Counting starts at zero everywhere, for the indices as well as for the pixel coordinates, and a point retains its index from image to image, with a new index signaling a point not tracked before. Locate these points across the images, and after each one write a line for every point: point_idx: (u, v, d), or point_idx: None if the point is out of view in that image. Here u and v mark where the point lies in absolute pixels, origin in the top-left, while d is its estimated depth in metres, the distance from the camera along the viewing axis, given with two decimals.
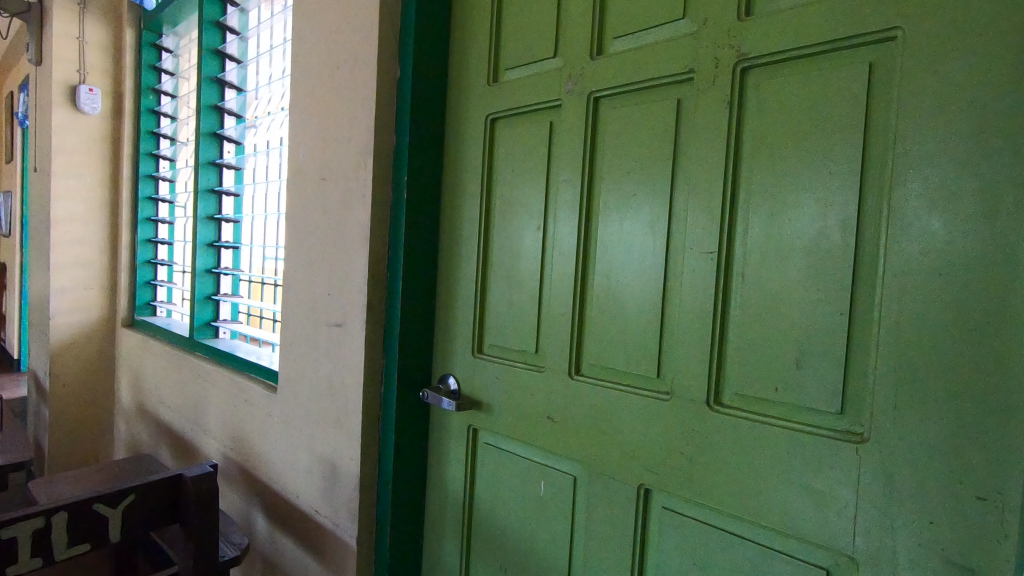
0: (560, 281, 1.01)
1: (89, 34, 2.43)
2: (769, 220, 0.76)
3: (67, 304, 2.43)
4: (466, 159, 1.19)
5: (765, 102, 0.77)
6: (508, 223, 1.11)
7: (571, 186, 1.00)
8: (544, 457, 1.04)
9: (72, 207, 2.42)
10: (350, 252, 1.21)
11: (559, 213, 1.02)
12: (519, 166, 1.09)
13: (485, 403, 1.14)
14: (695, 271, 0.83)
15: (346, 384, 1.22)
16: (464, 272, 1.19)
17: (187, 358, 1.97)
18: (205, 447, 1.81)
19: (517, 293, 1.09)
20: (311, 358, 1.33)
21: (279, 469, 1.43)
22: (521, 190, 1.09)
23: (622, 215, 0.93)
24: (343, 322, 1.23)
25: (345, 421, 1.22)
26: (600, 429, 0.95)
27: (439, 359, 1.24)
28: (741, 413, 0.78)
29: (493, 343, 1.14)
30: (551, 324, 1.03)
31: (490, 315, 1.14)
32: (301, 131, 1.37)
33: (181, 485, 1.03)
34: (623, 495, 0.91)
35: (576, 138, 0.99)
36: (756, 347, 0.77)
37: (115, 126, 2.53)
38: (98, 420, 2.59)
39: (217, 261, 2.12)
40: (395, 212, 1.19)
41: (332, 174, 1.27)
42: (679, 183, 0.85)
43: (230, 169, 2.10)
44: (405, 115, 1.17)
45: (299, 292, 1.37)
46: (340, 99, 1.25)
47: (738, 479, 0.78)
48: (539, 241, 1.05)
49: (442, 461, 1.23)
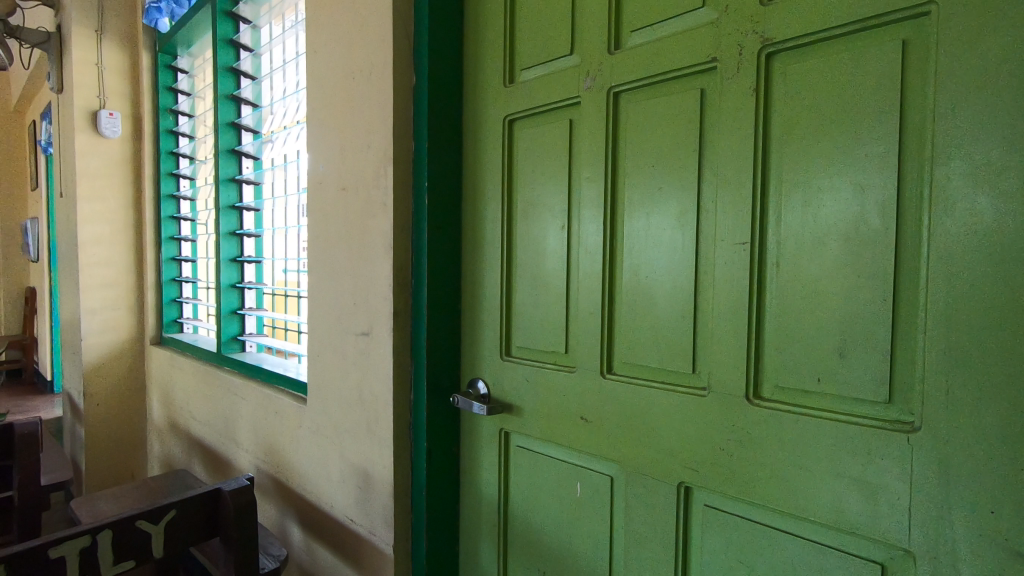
0: (588, 281, 1.00)
1: (106, 59, 2.49)
2: (804, 208, 0.74)
3: (97, 325, 2.48)
4: (485, 162, 1.19)
5: (792, 87, 0.75)
6: (531, 224, 1.10)
7: (594, 184, 0.99)
8: (579, 458, 1.03)
9: (99, 229, 2.47)
10: (374, 259, 1.21)
11: (583, 212, 1.01)
12: (540, 166, 1.08)
13: (516, 406, 1.13)
14: (728, 263, 0.81)
15: (375, 393, 1.23)
16: (488, 276, 1.19)
17: (216, 373, 1.99)
18: (238, 460, 1.83)
19: (543, 294, 1.08)
20: (339, 367, 1.34)
21: (312, 479, 1.44)
22: (544, 189, 1.08)
23: (649, 211, 0.91)
24: (369, 331, 1.23)
25: (376, 430, 1.22)
26: (635, 429, 0.93)
27: (467, 363, 1.24)
28: (783, 406, 0.76)
29: (521, 345, 1.13)
30: (580, 324, 1.02)
31: (517, 317, 1.14)
32: (319, 143, 1.38)
33: (219, 498, 1.04)
34: (663, 495, 0.90)
35: (596, 134, 0.98)
36: (795, 338, 0.76)
37: (135, 149, 2.58)
38: (132, 437, 2.63)
39: (240, 276, 2.15)
40: (417, 218, 1.19)
41: (352, 183, 1.28)
42: (707, 174, 0.84)
43: (250, 185, 2.14)
44: (423, 121, 1.17)
45: (324, 303, 1.38)
46: (357, 109, 1.26)
47: (781, 473, 0.77)
48: (564, 241, 1.04)
49: (475, 466, 1.22)
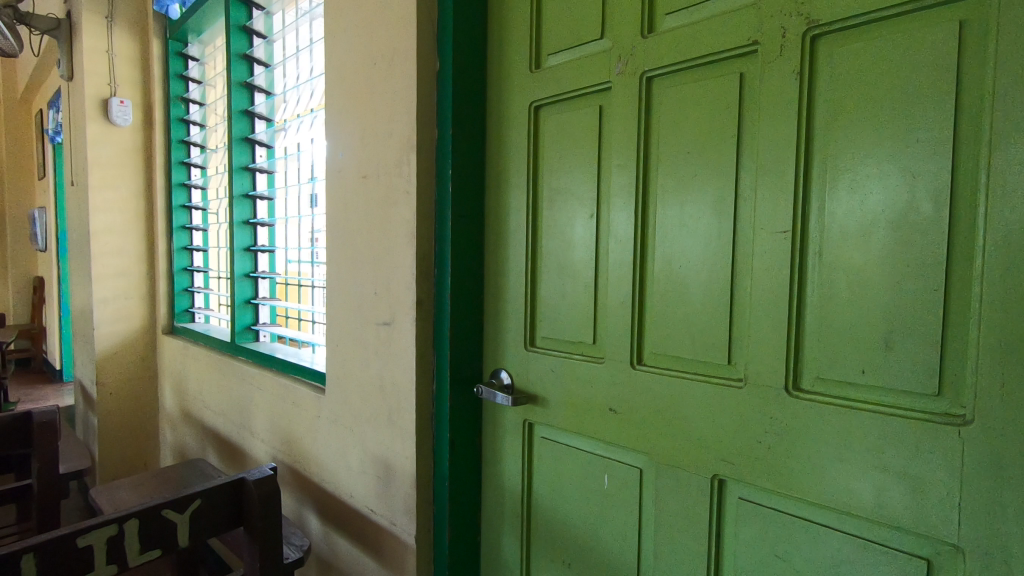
0: (618, 271, 0.98)
1: (117, 47, 2.47)
2: (850, 196, 0.72)
3: (109, 314, 2.48)
4: (509, 150, 1.17)
5: (838, 70, 0.73)
6: (557, 212, 1.08)
7: (624, 172, 0.97)
8: (606, 450, 1.01)
9: (111, 219, 2.47)
10: (397, 248, 1.19)
11: (613, 200, 0.99)
12: (567, 153, 1.06)
13: (541, 397, 1.12)
14: (767, 252, 0.79)
15: (397, 383, 1.22)
16: (512, 265, 1.17)
17: (230, 362, 1.98)
18: (253, 449, 1.83)
19: (570, 284, 1.06)
20: (360, 357, 1.33)
21: (331, 469, 1.44)
22: (571, 177, 1.06)
23: (683, 200, 0.89)
24: (391, 320, 1.22)
25: (398, 420, 1.21)
26: (666, 420, 0.92)
27: (490, 353, 1.22)
28: (825, 398, 0.75)
29: (546, 335, 1.12)
30: (609, 314, 1.00)
31: (542, 307, 1.12)
32: (338, 131, 1.36)
33: (244, 487, 1.03)
34: (696, 488, 0.88)
35: (628, 121, 0.96)
36: (838, 329, 0.74)
37: (146, 137, 2.57)
38: (145, 426, 2.64)
39: (253, 265, 2.14)
40: (440, 207, 1.17)
41: (373, 171, 1.26)
42: (745, 161, 0.82)
43: (264, 173, 2.12)
44: (447, 108, 1.15)
45: (344, 292, 1.37)
46: (379, 95, 1.24)
47: (819, 467, 0.75)
48: (592, 230, 1.02)
49: (498, 457, 1.21)
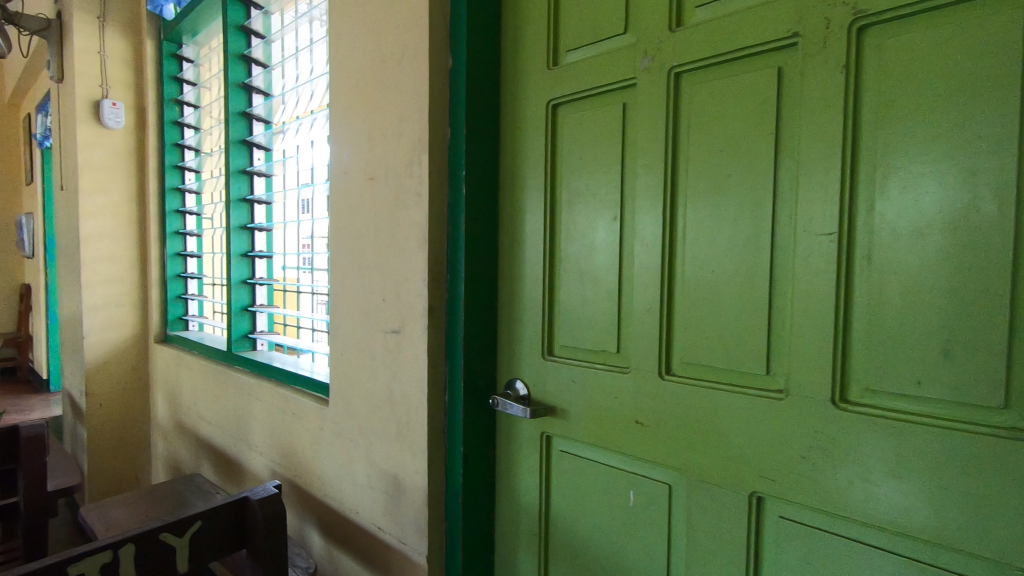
0: (644, 276, 0.94)
1: (109, 47, 2.40)
2: (902, 196, 0.68)
3: (100, 322, 2.40)
4: (525, 150, 1.12)
5: (888, 63, 0.69)
6: (577, 215, 1.04)
7: (651, 173, 0.92)
8: (632, 464, 0.96)
9: (102, 224, 2.40)
10: (407, 253, 1.14)
11: (638, 201, 0.94)
12: (588, 153, 1.02)
13: (560, 408, 1.07)
14: (810, 255, 0.75)
15: (407, 394, 1.16)
16: (529, 270, 1.12)
17: (226, 372, 1.91)
18: (251, 462, 1.76)
19: (592, 290, 1.01)
20: (367, 366, 1.27)
21: (335, 484, 1.38)
22: (593, 178, 1.01)
23: (715, 202, 0.85)
24: (401, 328, 1.17)
25: (408, 432, 1.16)
26: (698, 434, 0.87)
27: (505, 363, 1.17)
28: (876, 411, 0.70)
29: (565, 344, 1.06)
30: (634, 322, 0.95)
31: (561, 314, 1.07)
32: (344, 131, 1.31)
33: (247, 507, 0.97)
34: (732, 505, 0.83)
35: (654, 118, 0.92)
36: (890, 337, 0.69)
37: (139, 140, 2.50)
38: (136, 438, 2.56)
39: (251, 271, 2.07)
40: (454, 210, 1.13)
41: (382, 173, 1.21)
42: (783, 160, 0.78)
43: (262, 177, 2.06)
44: (460, 107, 1.11)
45: (349, 298, 1.31)
46: (388, 94, 1.19)
47: (870, 484, 0.71)
48: (615, 233, 0.98)
49: (513, 472, 1.16)
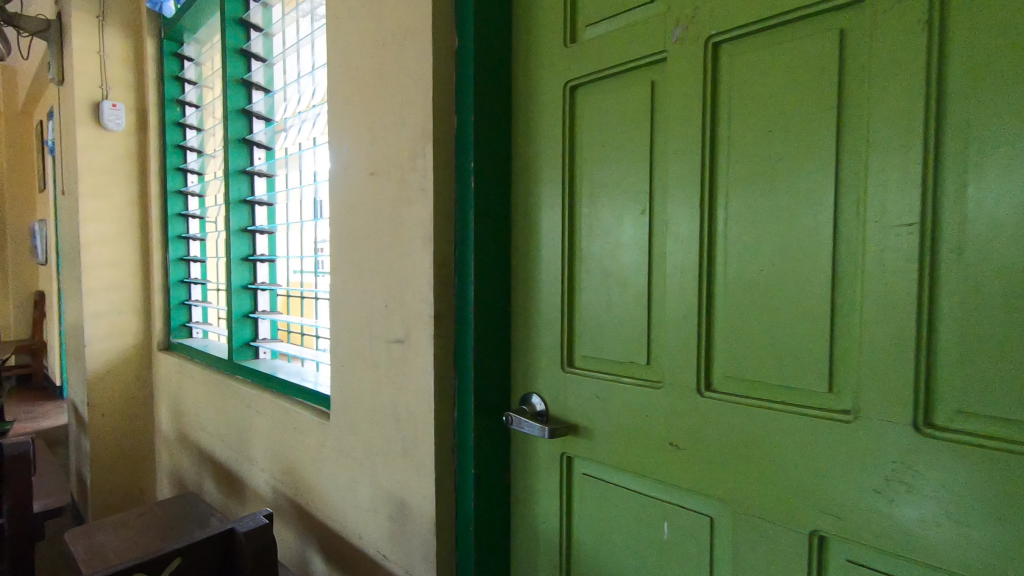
0: (678, 277, 0.82)
1: (108, 47, 2.34)
2: (1004, 176, 0.55)
3: (102, 330, 2.33)
4: (540, 139, 1.01)
5: (984, 15, 0.56)
6: (600, 209, 0.92)
7: (685, 159, 0.80)
8: (666, 492, 0.84)
9: (103, 229, 2.33)
10: (411, 254, 1.04)
11: (670, 192, 0.83)
12: (612, 139, 0.90)
13: (583, 426, 0.95)
14: (884, 250, 0.63)
15: (412, 409, 1.05)
16: (546, 272, 1.01)
17: (227, 382, 1.82)
18: (252, 478, 1.67)
19: (617, 293, 0.90)
20: (369, 379, 1.16)
21: (338, 505, 1.27)
22: (617, 167, 0.89)
23: (763, 190, 0.73)
24: (405, 338, 1.06)
25: (414, 452, 1.05)
26: (745, 460, 0.75)
27: (519, 375, 1.06)
28: (972, 440, 0.57)
29: (587, 354, 0.95)
30: (667, 330, 0.83)
31: (582, 320, 0.96)
32: (343, 123, 1.21)
33: (233, 541, 0.87)
34: (788, 545, 0.71)
35: (688, 96, 0.80)
36: (989, 350, 0.57)
37: (141, 142, 2.43)
38: (140, 450, 2.49)
39: (253, 276, 1.98)
40: (461, 206, 1.02)
41: (383, 167, 1.11)
42: (846, 139, 0.66)
43: (262, 177, 1.97)
44: (468, 92, 1.00)
45: (350, 304, 1.21)
46: (389, 80, 1.08)
47: (966, 529, 0.58)
48: (644, 228, 0.86)
49: (530, 496, 1.04)
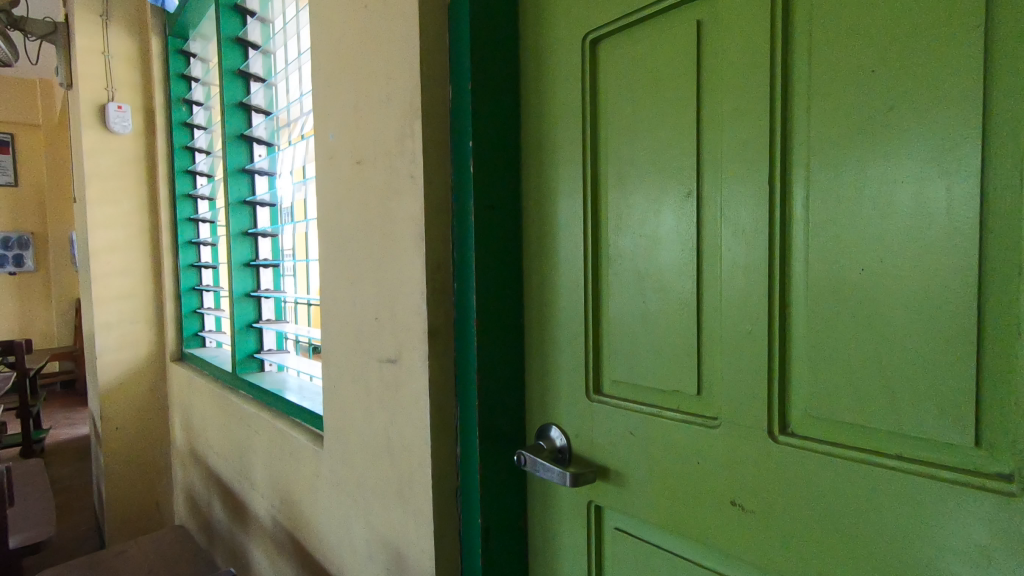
0: (738, 280, 0.61)
1: (113, 47, 2.25)
2: None
3: (114, 341, 2.25)
4: (555, 111, 0.81)
5: None
6: (631, 194, 0.72)
7: (746, 120, 0.59)
8: (726, 565, 0.64)
9: (112, 236, 2.25)
10: (402, 257, 0.86)
11: (725, 167, 0.62)
12: (644, 103, 0.70)
13: (614, 470, 0.75)
14: None
15: (406, 443, 0.87)
16: (565, 275, 0.81)
17: (228, 398, 1.69)
18: (254, 504, 1.52)
19: (655, 302, 0.69)
20: (361, 403, 0.99)
21: (333, 546, 1.11)
22: (653, 138, 0.69)
23: (863, 155, 0.51)
24: (398, 357, 0.88)
25: (410, 495, 0.87)
26: (840, 534, 0.54)
27: (535, 401, 0.87)
28: None
29: (617, 379, 0.75)
30: (723, 351, 0.63)
31: (611, 336, 0.76)
32: (328, 105, 1.04)
33: None
34: None
35: (748, 34, 0.59)
36: None
37: (149, 145, 2.34)
38: (156, 464, 2.40)
39: (256, 283, 1.84)
40: (460, 197, 0.83)
41: (369, 153, 0.93)
42: (1001, 72, 0.44)
43: (264, 175, 1.83)
44: (465, 57, 0.81)
45: (340, 316, 1.04)
46: (374, 50, 0.90)
47: None
48: (689, 216, 0.65)
49: (551, 550, 0.85)
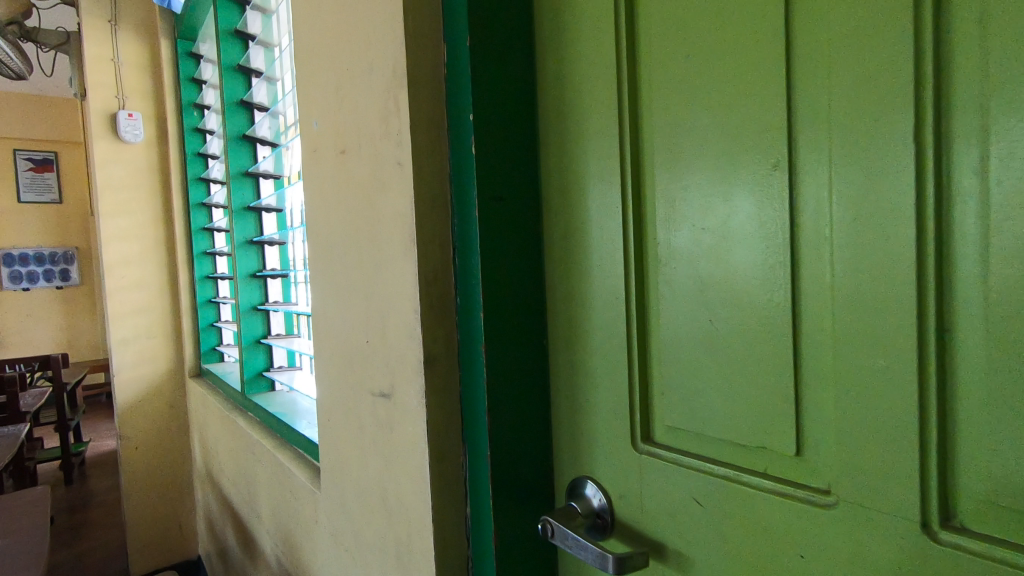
0: (861, 291, 0.40)
1: (123, 53, 2.16)
2: None
3: (131, 357, 2.17)
4: (579, 72, 0.62)
5: None
6: (687, 172, 0.52)
7: (871, 45, 0.39)
8: None
9: (127, 249, 2.17)
10: (392, 266, 0.68)
11: (835, 122, 0.41)
12: (703, 46, 0.50)
13: (672, 548, 0.55)
14: None
15: (404, 499, 0.70)
16: (598, 285, 0.62)
17: (235, 421, 1.56)
18: (261, 540, 1.38)
19: (728, 322, 0.49)
20: (355, 442, 0.82)
21: None
22: (717, 92, 0.49)
23: None
24: (392, 391, 0.71)
25: (410, 564, 0.69)
26: None
27: (565, 446, 0.68)
28: None
29: (675, 425, 0.55)
30: (838, 398, 0.42)
31: (662, 366, 0.56)
32: (310, 87, 0.88)
33: None
34: None
35: None
36: None
37: (162, 153, 2.25)
38: (178, 483, 2.31)
39: (264, 294, 1.72)
40: (461, 190, 0.65)
41: (353, 140, 0.76)
42: None
43: (269, 178, 1.71)
44: (461, 10, 0.63)
45: (331, 337, 0.88)
46: (353, 11, 0.73)
47: None
48: (778, 197, 0.45)
49: None
